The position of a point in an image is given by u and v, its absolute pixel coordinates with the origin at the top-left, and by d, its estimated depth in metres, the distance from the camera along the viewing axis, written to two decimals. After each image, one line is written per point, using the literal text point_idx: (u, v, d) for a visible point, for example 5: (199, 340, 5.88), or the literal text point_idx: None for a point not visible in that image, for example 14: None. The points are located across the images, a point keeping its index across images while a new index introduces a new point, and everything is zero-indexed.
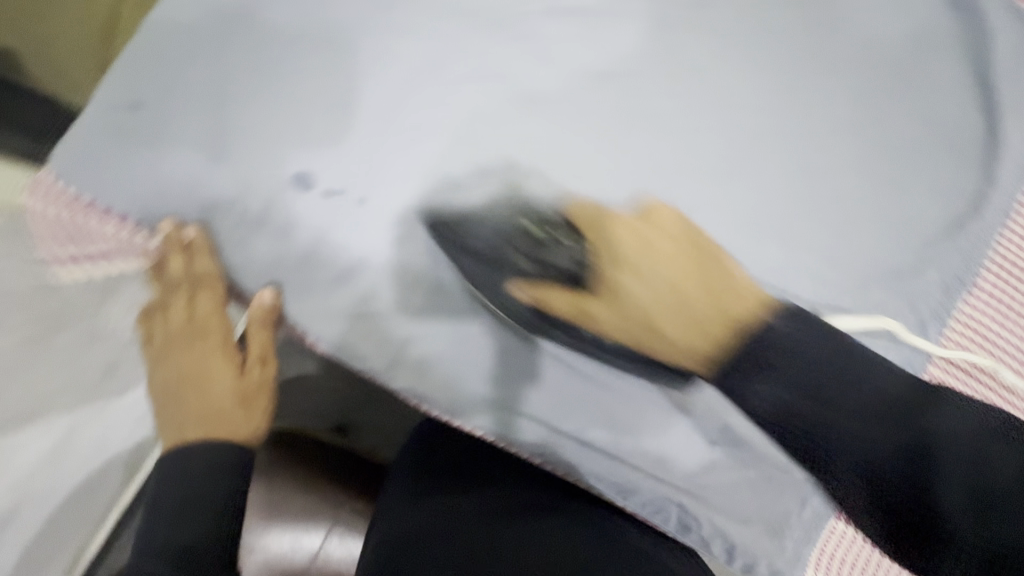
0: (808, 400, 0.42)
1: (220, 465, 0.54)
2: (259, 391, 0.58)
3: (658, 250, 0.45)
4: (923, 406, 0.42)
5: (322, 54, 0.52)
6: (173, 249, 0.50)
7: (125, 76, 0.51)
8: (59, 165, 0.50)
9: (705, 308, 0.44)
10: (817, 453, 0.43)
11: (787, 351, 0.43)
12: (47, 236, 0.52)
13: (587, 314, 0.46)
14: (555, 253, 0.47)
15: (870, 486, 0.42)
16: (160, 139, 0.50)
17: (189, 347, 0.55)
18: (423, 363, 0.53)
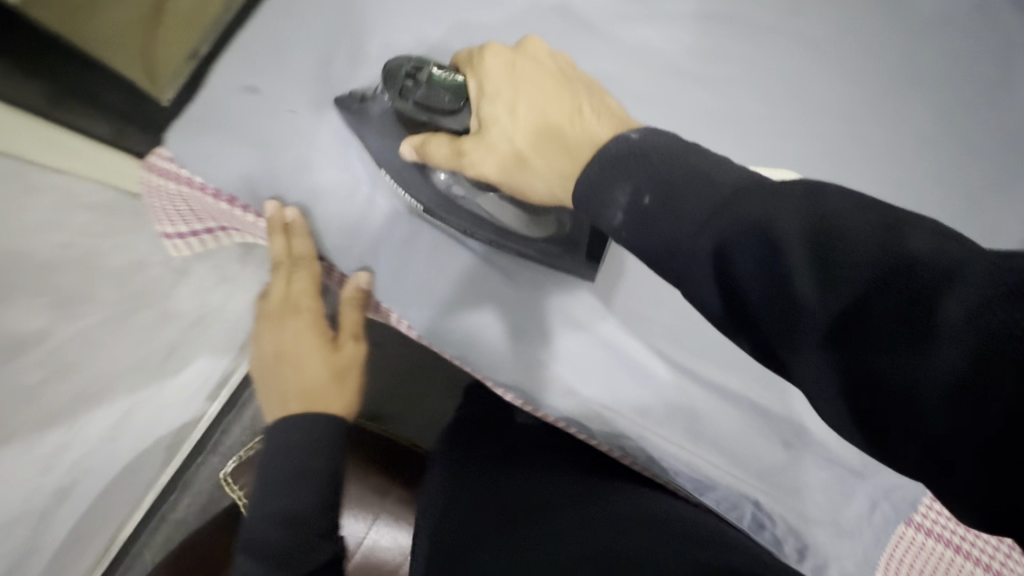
0: (667, 221, 0.33)
1: (321, 436, 0.56)
2: (351, 367, 0.61)
3: (521, 83, 0.44)
4: (852, 229, 0.29)
5: (432, 48, 0.54)
6: (275, 230, 0.51)
7: (240, 56, 0.51)
8: (172, 142, 0.50)
9: (565, 130, 0.41)
10: (730, 296, 0.31)
11: (653, 161, 0.35)
12: (167, 212, 0.53)
13: (464, 157, 0.44)
14: (436, 98, 0.45)
15: (824, 345, 0.29)
16: (277, 122, 0.51)
17: (285, 326, 0.58)
18: (523, 355, 0.54)
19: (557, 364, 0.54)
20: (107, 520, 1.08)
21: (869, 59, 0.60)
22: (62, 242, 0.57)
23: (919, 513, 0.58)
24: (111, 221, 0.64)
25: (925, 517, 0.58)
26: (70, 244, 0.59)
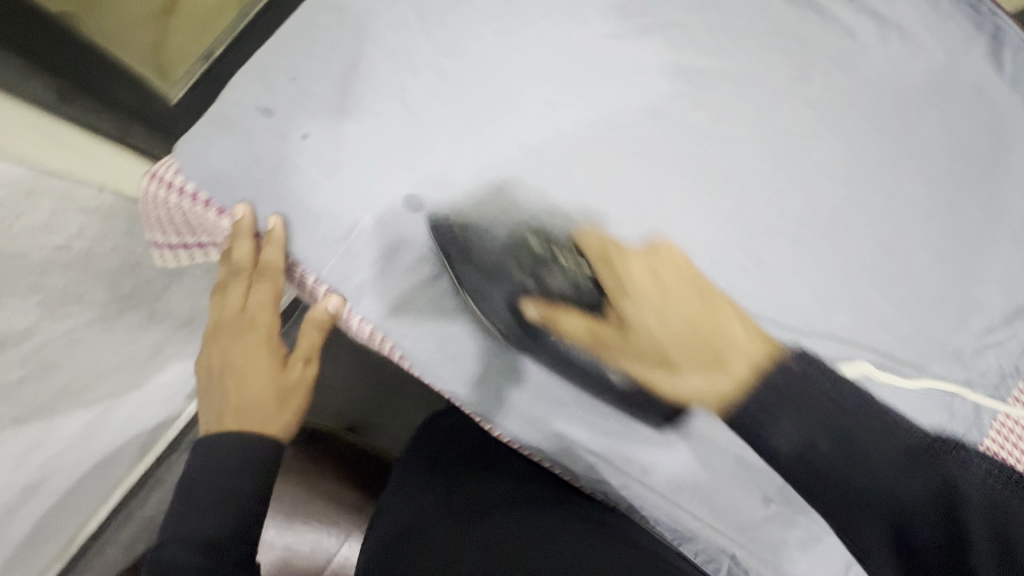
0: (841, 467, 0.42)
1: (253, 457, 0.55)
2: (297, 389, 0.59)
3: (671, 293, 0.47)
4: (875, 429, 0.43)
5: (450, 83, 0.54)
6: (242, 236, 0.52)
7: (256, 78, 0.52)
8: (178, 155, 0.50)
9: (707, 347, 0.45)
10: (841, 509, 0.44)
11: (795, 390, 0.43)
12: (160, 223, 0.54)
13: (599, 342, 0.48)
14: (558, 283, 0.50)
15: (847, 522, 0.45)
16: (288, 147, 0.51)
17: (235, 338, 0.56)
18: (511, 389, 0.55)
19: (527, 394, 0.55)
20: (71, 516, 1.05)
21: (872, 128, 0.62)
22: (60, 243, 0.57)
23: None
24: (112, 224, 0.64)
25: None
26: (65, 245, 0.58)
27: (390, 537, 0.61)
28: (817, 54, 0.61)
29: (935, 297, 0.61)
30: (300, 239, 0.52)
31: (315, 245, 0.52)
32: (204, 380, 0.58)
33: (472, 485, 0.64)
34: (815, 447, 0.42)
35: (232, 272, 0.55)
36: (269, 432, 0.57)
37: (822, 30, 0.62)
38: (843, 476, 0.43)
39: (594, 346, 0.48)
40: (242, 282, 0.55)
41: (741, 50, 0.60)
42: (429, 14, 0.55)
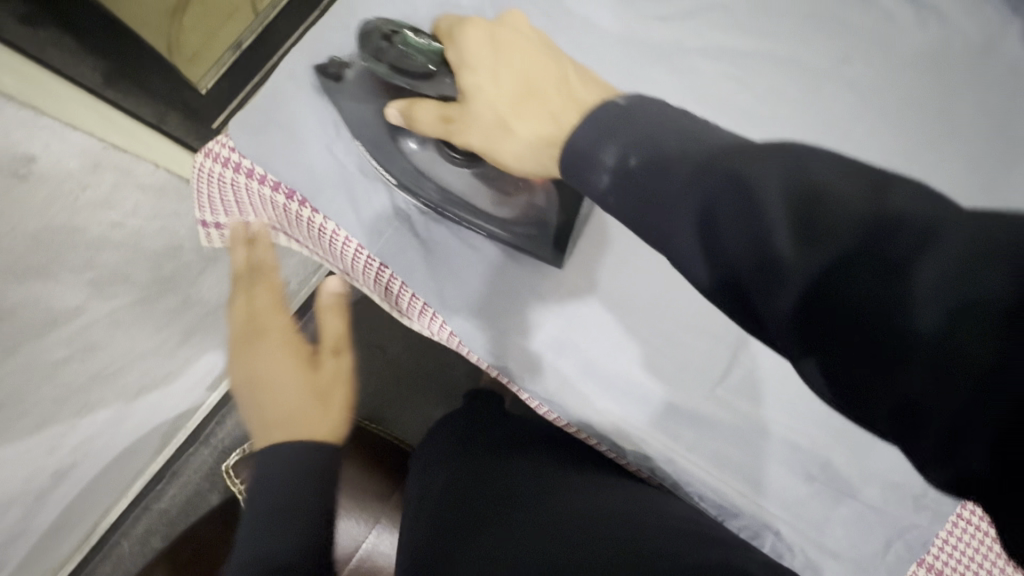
0: (654, 187, 0.33)
1: (310, 458, 0.53)
2: (333, 381, 0.60)
3: (503, 57, 0.45)
4: (740, 185, 0.29)
5: None
6: (238, 243, 0.59)
7: (310, 57, 0.52)
8: (234, 130, 0.50)
9: (509, 102, 0.43)
10: (734, 273, 0.29)
11: (713, 151, 0.31)
12: (210, 201, 0.55)
13: (451, 128, 0.46)
14: (410, 61, 0.45)
15: (755, 310, 0.29)
16: (343, 124, 0.52)
17: (257, 346, 0.59)
18: (564, 367, 0.55)
19: (580, 373, 0.55)
20: (94, 504, 1.05)
21: (909, 109, 0.62)
22: (113, 221, 0.58)
23: (931, 554, 0.60)
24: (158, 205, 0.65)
25: (936, 558, 0.60)
26: (116, 224, 0.59)
27: (427, 527, 0.59)
28: (855, 36, 0.62)
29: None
30: (352, 215, 0.53)
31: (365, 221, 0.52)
32: (244, 405, 0.59)
33: (491, 466, 0.64)
34: (631, 166, 0.34)
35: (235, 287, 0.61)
36: (321, 433, 0.55)
37: (861, 13, 0.62)
38: (729, 232, 0.29)
39: (448, 136, 0.46)
40: (245, 292, 0.61)
41: (781, 31, 0.61)
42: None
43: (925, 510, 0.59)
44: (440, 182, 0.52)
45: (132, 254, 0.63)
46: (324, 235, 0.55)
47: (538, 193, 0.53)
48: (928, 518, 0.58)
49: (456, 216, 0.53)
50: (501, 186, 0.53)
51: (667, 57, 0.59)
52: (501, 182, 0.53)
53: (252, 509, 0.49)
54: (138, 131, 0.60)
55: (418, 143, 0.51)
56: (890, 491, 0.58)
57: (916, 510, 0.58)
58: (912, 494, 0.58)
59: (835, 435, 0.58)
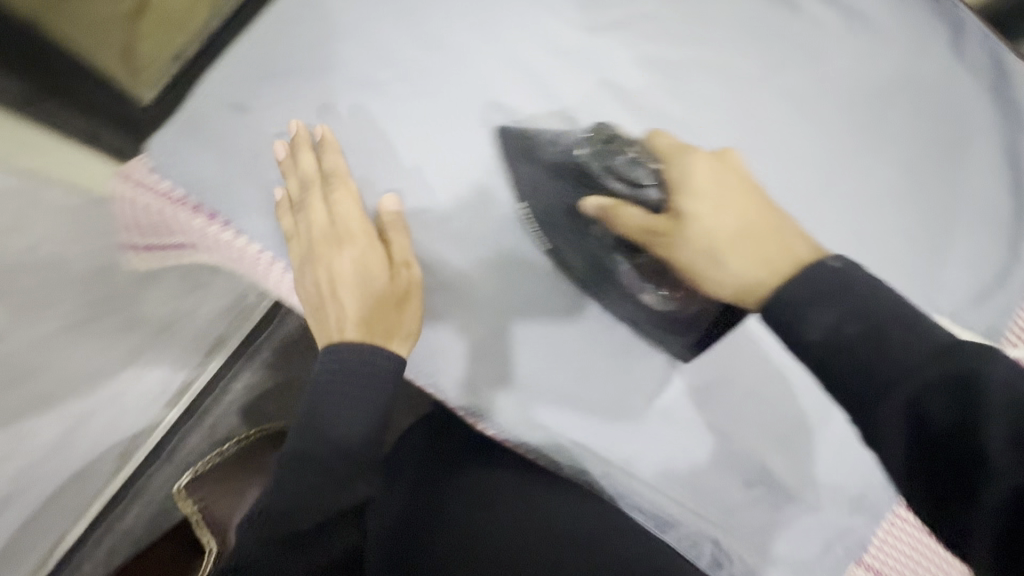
0: (858, 355, 0.40)
1: (379, 374, 0.50)
2: (412, 295, 0.51)
3: (742, 195, 0.47)
4: (903, 370, 0.38)
5: (430, 76, 0.54)
6: (303, 146, 0.50)
7: (229, 73, 0.51)
8: (150, 152, 0.49)
9: (733, 233, 0.45)
10: (928, 440, 0.37)
11: (883, 323, 0.40)
12: (134, 223, 0.52)
13: (661, 237, 0.48)
14: (632, 173, 0.51)
15: (934, 473, 0.37)
16: (266, 144, 0.50)
17: (331, 248, 0.50)
18: (496, 382, 0.54)
19: (512, 386, 0.54)
20: (46, 531, 1.02)
21: (843, 118, 0.63)
22: (29, 243, 0.56)
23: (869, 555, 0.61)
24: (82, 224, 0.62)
25: (874, 558, 0.62)
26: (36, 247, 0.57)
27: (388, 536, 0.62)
28: (775, 45, 0.63)
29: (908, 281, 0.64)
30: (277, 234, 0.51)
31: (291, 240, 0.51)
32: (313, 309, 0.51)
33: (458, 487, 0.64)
34: (847, 330, 0.40)
35: (300, 187, 0.50)
36: (394, 338, 0.51)
37: (794, 22, 0.63)
38: (940, 415, 0.37)
39: (644, 241, 0.49)
40: (321, 197, 0.50)
41: (715, 43, 0.61)
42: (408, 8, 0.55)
43: (860, 511, 0.60)
44: (599, 252, 0.55)
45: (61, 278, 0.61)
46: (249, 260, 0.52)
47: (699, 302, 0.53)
48: (862, 519, 0.60)
49: (576, 274, 0.56)
50: (646, 278, 0.54)
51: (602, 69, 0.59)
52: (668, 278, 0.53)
53: (312, 399, 0.50)
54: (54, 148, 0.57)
55: (618, 237, 0.54)
56: (826, 495, 0.59)
57: (852, 512, 0.60)
58: (847, 497, 0.60)
59: (773, 442, 0.59)
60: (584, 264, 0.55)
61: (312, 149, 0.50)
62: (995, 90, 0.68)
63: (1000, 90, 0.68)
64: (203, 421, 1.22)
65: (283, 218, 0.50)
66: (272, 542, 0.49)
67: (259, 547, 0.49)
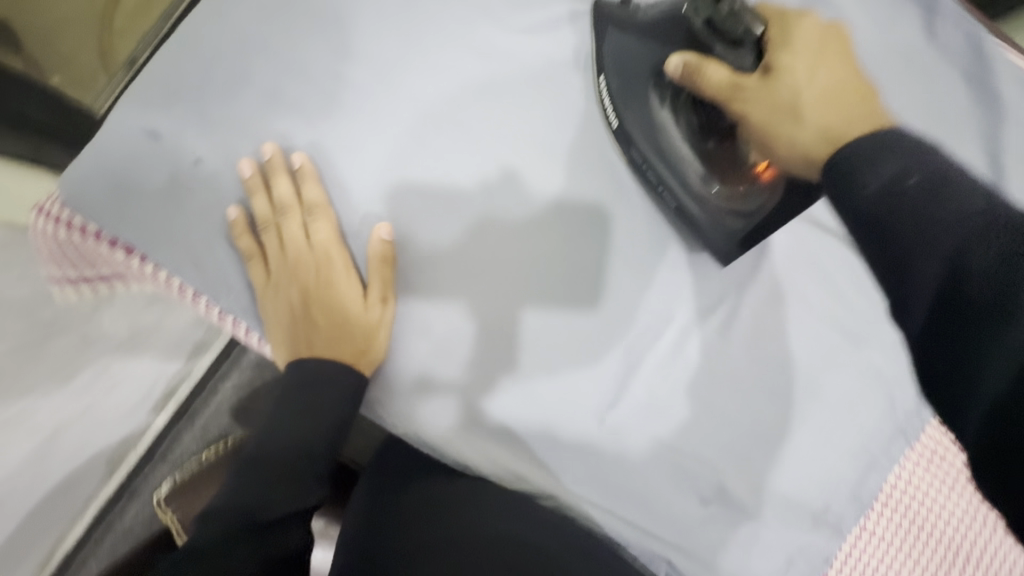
0: (909, 209, 0.37)
1: (341, 393, 0.49)
2: (380, 327, 0.50)
3: (824, 57, 0.46)
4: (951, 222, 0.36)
5: (356, 90, 0.51)
6: (278, 170, 0.48)
7: (140, 100, 0.48)
8: (60, 190, 0.47)
9: (823, 87, 0.44)
10: (961, 299, 0.36)
11: (936, 178, 0.37)
12: (54, 256, 0.51)
13: (735, 98, 0.46)
14: (738, 23, 0.46)
15: (957, 344, 0.36)
16: (181, 171, 0.48)
17: (303, 274, 0.48)
18: (441, 404, 0.52)
19: (456, 409, 0.52)
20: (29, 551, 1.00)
21: None
22: None
23: (834, 568, 0.59)
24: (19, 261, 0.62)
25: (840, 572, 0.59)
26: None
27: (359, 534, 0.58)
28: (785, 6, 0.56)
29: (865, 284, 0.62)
30: (198, 266, 0.48)
31: (215, 272, 0.49)
32: (278, 329, 0.49)
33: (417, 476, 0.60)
34: (909, 181, 0.37)
35: (278, 215, 0.49)
36: (362, 365, 0.49)
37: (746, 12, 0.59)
38: (983, 273, 0.35)
39: (728, 100, 0.47)
40: (298, 221, 0.49)
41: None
42: (327, 14, 0.51)
43: (823, 525, 0.59)
44: (648, 125, 0.54)
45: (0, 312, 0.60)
46: (168, 284, 0.50)
47: (755, 193, 0.53)
48: (825, 534, 0.59)
49: (636, 158, 0.55)
50: (715, 168, 0.55)
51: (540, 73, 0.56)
52: (734, 171, 0.54)
53: (279, 397, 0.50)
54: None
55: (660, 97, 0.54)
56: (787, 510, 0.58)
57: (815, 526, 0.59)
58: (809, 511, 0.59)
59: (731, 459, 0.57)
60: (648, 139, 0.54)
61: (290, 175, 0.49)
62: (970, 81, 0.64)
63: None
64: (197, 422, 1.19)
65: (244, 232, 0.48)
66: (245, 530, 0.46)
67: (227, 535, 0.45)
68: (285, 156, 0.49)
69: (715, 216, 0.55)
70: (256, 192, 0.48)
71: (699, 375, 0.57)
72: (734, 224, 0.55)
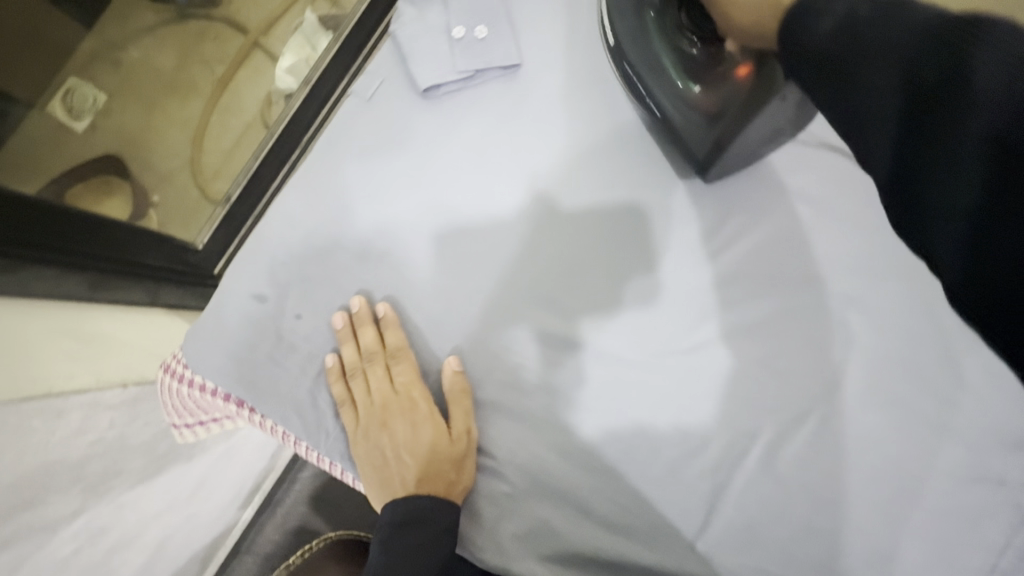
0: (854, 44, 0.29)
1: (440, 531, 0.47)
2: (465, 454, 0.50)
3: None
4: (883, 72, 0.28)
5: (427, 240, 0.56)
6: (364, 321, 0.52)
7: (247, 268, 0.54)
8: (184, 350, 0.53)
9: None
10: (924, 101, 0.27)
11: (864, 25, 0.29)
12: (173, 409, 0.57)
13: None
14: None
15: (910, 212, 0.29)
16: (284, 328, 0.54)
17: (391, 411, 0.50)
18: (521, 539, 0.52)
19: (537, 542, 0.52)
20: None
21: (869, 222, 0.58)
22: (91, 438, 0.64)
23: None
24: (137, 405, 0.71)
25: None
26: (81, 432, 0.63)
27: None
28: None
29: (985, 396, 0.55)
30: (299, 414, 0.53)
31: (314, 419, 0.53)
32: (370, 468, 0.49)
33: None
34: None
35: (363, 359, 0.51)
36: (453, 498, 0.49)
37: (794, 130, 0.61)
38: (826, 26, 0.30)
39: None
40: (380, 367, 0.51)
41: None
42: (397, 174, 0.57)
43: None
44: (628, 43, 0.55)
45: (119, 452, 0.68)
46: (278, 432, 0.55)
47: (722, 120, 0.52)
48: None
49: (628, 72, 0.56)
50: (701, 75, 0.52)
51: (595, 156, 0.59)
52: (714, 78, 0.51)
53: (384, 538, 0.47)
54: (96, 334, 0.67)
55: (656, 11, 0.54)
56: None
57: None
58: None
59: None
60: (642, 65, 0.55)
61: (372, 322, 0.53)
62: None
63: None
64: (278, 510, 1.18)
65: (334, 383, 0.52)
66: None
67: None
68: (371, 306, 0.54)
69: (693, 128, 0.54)
70: (347, 341, 0.52)
71: (801, 494, 0.53)
72: (706, 132, 0.53)
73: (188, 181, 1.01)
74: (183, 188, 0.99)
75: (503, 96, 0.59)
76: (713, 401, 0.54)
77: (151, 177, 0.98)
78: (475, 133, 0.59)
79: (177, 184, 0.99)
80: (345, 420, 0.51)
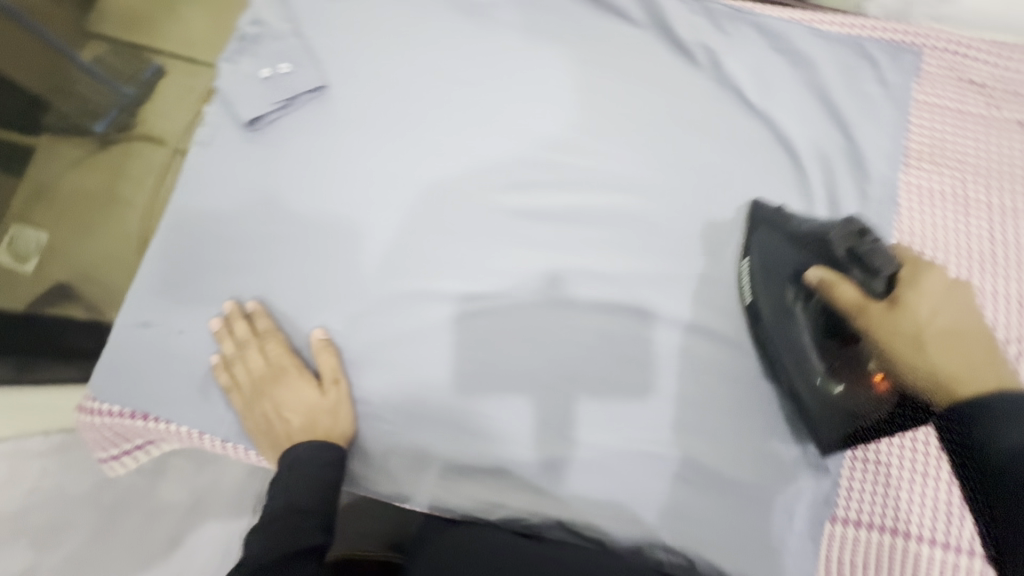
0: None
1: (320, 463, 0.56)
2: (339, 404, 0.59)
3: (963, 344, 0.44)
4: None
5: (277, 241, 0.65)
6: (235, 317, 0.61)
7: (131, 303, 0.64)
8: (92, 387, 0.62)
9: (950, 357, 0.43)
10: None
11: None
12: (98, 443, 0.65)
13: (869, 320, 0.49)
14: (873, 255, 0.50)
15: None
16: (172, 343, 0.62)
17: (272, 384, 0.60)
18: (407, 464, 0.60)
19: (421, 462, 0.60)
20: None
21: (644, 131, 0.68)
22: None
23: (839, 508, 0.63)
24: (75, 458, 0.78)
25: (847, 510, 0.63)
26: None
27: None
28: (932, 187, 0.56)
29: None
30: (199, 410, 0.61)
31: (213, 412, 0.61)
32: (264, 433, 0.59)
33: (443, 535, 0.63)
34: None
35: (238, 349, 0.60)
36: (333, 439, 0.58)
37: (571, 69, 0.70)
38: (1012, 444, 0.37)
39: (853, 318, 0.50)
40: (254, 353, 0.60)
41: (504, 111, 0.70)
42: (241, 194, 0.67)
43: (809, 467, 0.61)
44: (776, 338, 0.59)
45: None
46: (184, 437, 0.63)
47: (871, 403, 0.54)
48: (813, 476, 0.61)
49: (767, 358, 0.61)
50: (842, 375, 0.56)
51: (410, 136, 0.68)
52: (853, 373, 0.55)
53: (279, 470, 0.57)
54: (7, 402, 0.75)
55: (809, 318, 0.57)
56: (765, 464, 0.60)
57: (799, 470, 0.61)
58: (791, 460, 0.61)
59: (686, 430, 0.60)
60: (784, 343, 0.59)
61: (243, 316, 0.62)
62: (773, 49, 0.71)
63: (778, 44, 0.71)
64: None
65: (220, 373, 0.60)
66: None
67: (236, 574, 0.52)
68: (241, 305, 0.63)
69: (829, 415, 0.57)
70: (223, 337, 0.61)
71: (637, 362, 0.62)
72: (840, 409, 0.57)
73: (120, 268, 1.03)
74: (117, 275, 1.02)
75: (320, 112, 0.69)
76: (545, 307, 0.63)
77: (86, 280, 1.01)
78: (300, 144, 0.68)
79: (110, 273, 1.02)
80: (235, 400, 0.60)
